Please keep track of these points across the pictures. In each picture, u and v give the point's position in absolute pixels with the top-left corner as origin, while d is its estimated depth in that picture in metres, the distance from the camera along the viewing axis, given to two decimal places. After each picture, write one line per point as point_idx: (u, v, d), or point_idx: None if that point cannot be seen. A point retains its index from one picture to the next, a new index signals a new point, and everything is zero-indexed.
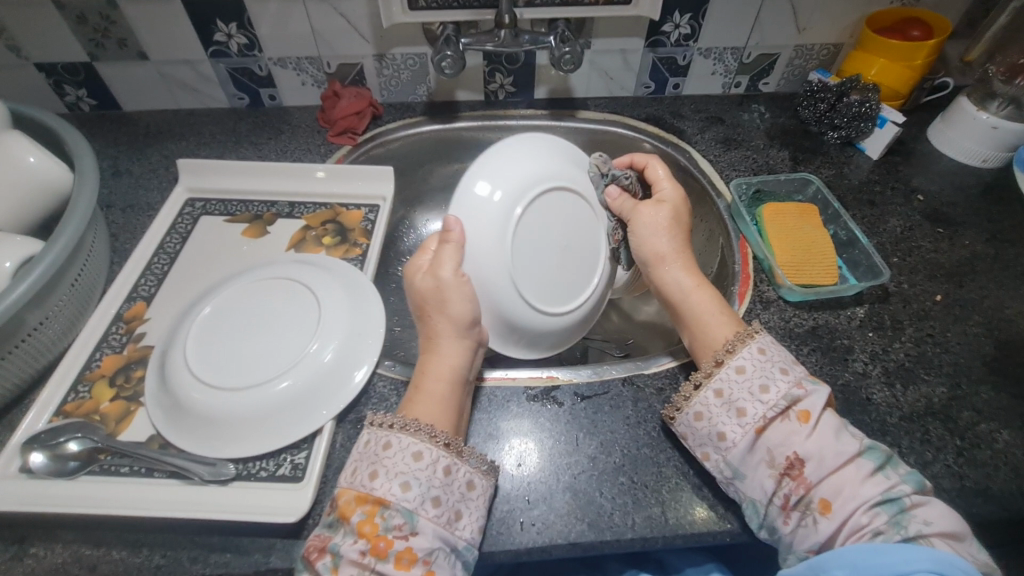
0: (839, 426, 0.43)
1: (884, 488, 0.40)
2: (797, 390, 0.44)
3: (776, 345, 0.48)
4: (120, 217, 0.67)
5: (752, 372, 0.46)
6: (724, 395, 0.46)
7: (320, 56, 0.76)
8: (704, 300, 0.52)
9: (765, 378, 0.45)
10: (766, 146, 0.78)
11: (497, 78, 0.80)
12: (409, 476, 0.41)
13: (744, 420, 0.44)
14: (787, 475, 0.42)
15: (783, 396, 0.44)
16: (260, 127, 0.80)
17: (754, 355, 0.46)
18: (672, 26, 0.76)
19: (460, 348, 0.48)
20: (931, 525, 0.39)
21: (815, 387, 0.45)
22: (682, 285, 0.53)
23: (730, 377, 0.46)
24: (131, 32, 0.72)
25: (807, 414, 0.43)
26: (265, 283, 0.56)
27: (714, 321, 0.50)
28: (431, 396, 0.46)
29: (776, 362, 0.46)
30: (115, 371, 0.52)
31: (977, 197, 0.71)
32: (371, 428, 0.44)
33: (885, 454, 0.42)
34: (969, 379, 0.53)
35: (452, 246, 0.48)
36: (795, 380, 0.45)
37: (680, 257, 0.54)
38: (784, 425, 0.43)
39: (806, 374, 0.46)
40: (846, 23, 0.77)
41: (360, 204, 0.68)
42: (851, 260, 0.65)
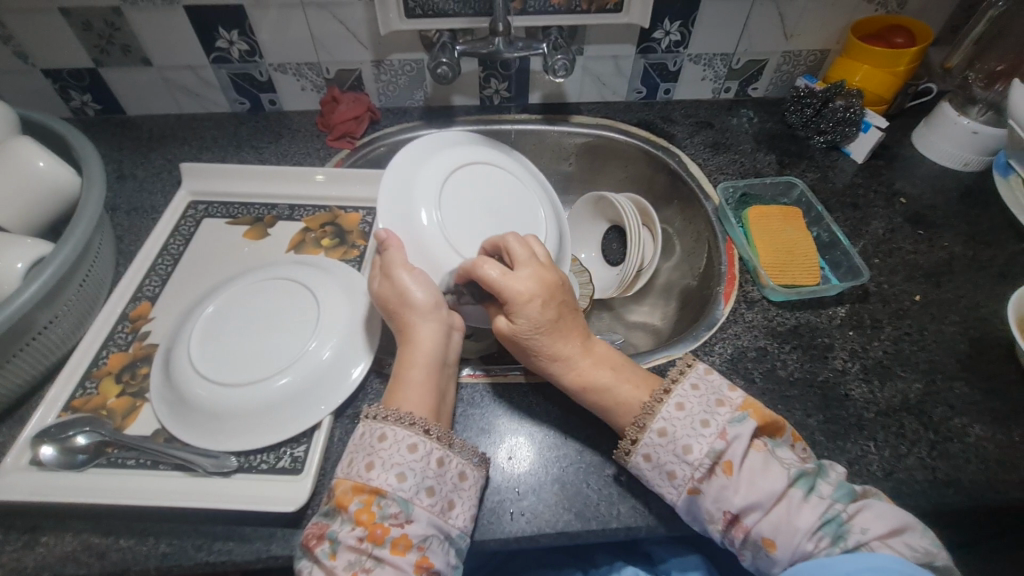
0: (765, 460, 0.43)
1: (822, 511, 0.41)
2: (720, 445, 0.43)
3: (696, 390, 0.47)
4: (125, 219, 0.69)
5: (674, 435, 0.45)
6: (652, 460, 0.45)
7: (320, 62, 0.78)
8: (608, 377, 0.48)
9: (686, 438, 0.44)
10: (753, 150, 0.80)
11: (492, 84, 0.82)
12: (405, 467, 0.43)
13: (676, 485, 0.44)
14: (729, 526, 0.43)
15: (707, 454, 0.43)
16: (261, 132, 0.82)
17: (673, 415, 0.45)
18: (663, 33, 0.78)
19: (433, 332, 0.50)
20: (869, 532, 0.40)
21: (737, 432, 0.43)
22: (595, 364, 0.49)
23: (654, 443, 0.45)
24: (135, 39, 0.74)
25: (730, 467, 0.43)
26: (266, 282, 0.58)
27: (618, 394, 0.48)
28: (414, 387, 0.47)
29: (697, 415, 0.45)
30: (122, 368, 0.54)
31: (957, 200, 0.73)
32: (366, 421, 0.45)
33: (812, 476, 0.43)
34: (944, 376, 0.55)
35: (394, 247, 0.52)
36: (717, 432, 0.44)
37: (563, 341, 0.49)
38: (713, 484, 0.43)
39: (730, 415, 0.45)
40: (832, 31, 0.79)
41: (358, 206, 0.70)
42: (834, 261, 0.67)
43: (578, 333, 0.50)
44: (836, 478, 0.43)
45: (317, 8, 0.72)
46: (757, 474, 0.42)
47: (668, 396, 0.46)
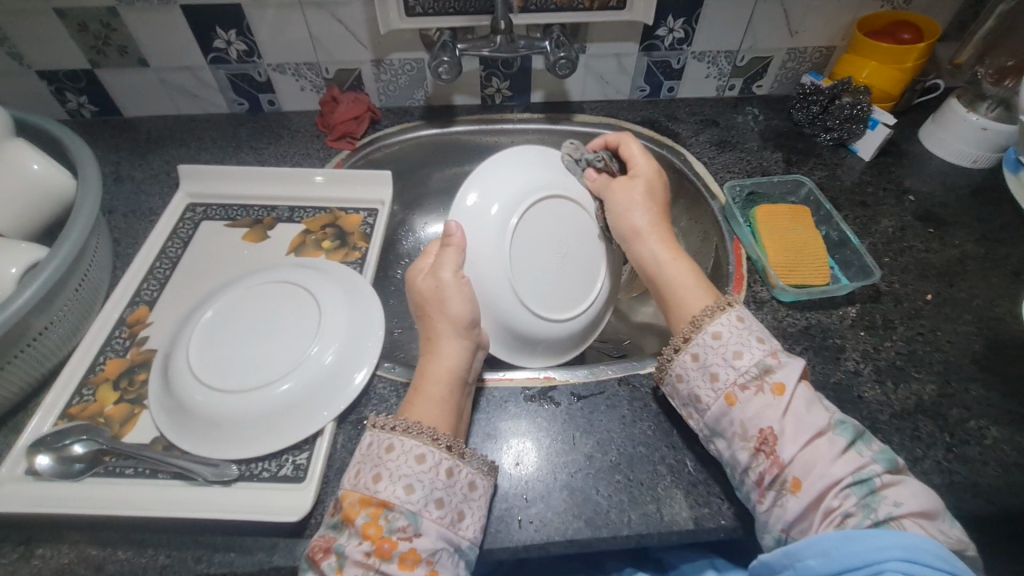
0: (812, 398, 0.44)
1: (859, 467, 0.40)
2: (771, 361, 0.45)
3: (756, 319, 0.49)
4: (123, 222, 0.68)
5: (728, 340, 0.46)
6: (699, 359, 0.47)
7: (319, 62, 0.77)
8: (678, 274, 0.52)
9: (741, 346, 0.46)
10: (759, 148, 0.79)
11: (494, 83, 0.81)
12: (413, 478, 0.42)
13: (717, 386, 0.45)
14: (762, 448, 0.42)
15: (757, 365, 0.45)
16: (260, 133, 0.81)
17: (732, 323, 0.47)
18: (667, 30, 0.77)
19: (460, 348, 0.49)
20: (903, 506, 0.39)
21: (789, 360, 0.45)
22: (658, 258, 0.53)
23: (706, 343, 0.47)
24: (131, 39, 0.73)
25: (781, 387, 0.44)
26: (266, 286, 0.57)
27: (690, 290, 0.50)
28: (429, 398, 0.47)
29: (754, 331, 0.47)
30: (119, 375, 0.52)
31: (968, 197, 0.72)
32: (373, 430, 0.44)
33: (857, 430, 0.43)
34: (959, 376, 0.54)
35: (453, 249, 0.52)
36: (771, 350, 0.46)
37: (656, 223, 0.54)
38: (758, 398, 0.44)
39: (784, 348, 0.47)
40: (837, 27, 0.78)
41: (359, 208, 0.69)
42: (844, 260, 0.66)
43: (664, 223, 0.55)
44: (880, 445, 0.43)
45: (315, 7, 0.71)
46: (804, 406, 0.43)
47: (723, 311, 0.48)
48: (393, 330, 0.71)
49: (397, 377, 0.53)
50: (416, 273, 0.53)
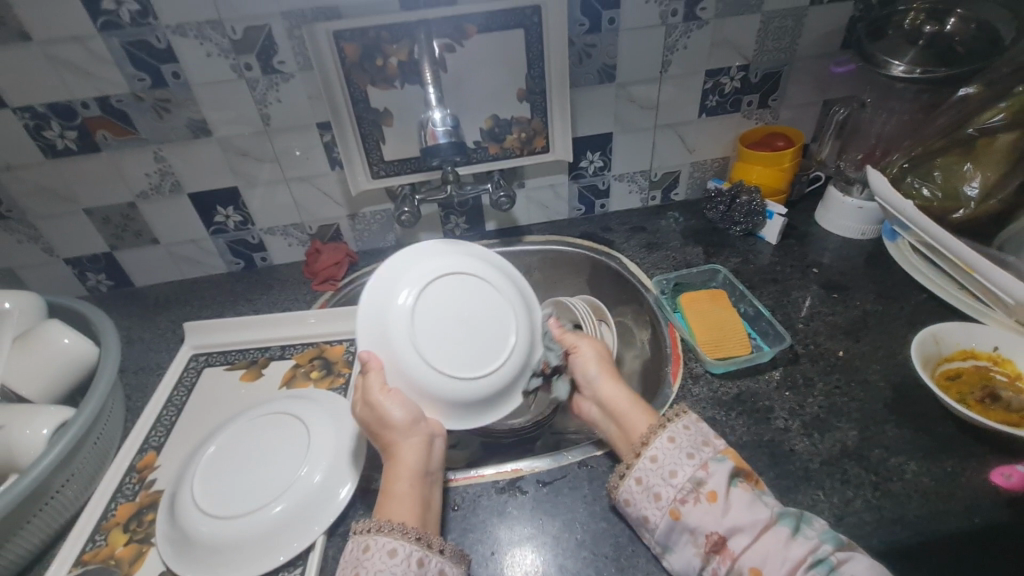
0: (751, 498, 0.49)
1: (807, 549, 0.45)
2: (702, 474, 0.50)
3: (687, 429, 0.53)
4: (133, 379, 0.77)
5: (663, 461, 0.52)
6: (642, 483, 0.52)
7: (303, 222, 0.92)
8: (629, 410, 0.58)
9: (674, 464, 0.51)
10: (682, 245, 0.92)
11: (452, 220, 0.96)
12: (387, 571, 0.47)
13: (661, 505, 0.50)
14: (712, 551, 0.48)
15: (690, 480, 0.50)
16: (254, 285, 0.93)
17: (664, 446, 0.52)
18: (588, 162, 0.93)
19: (415, 444, 0.54)
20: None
21: (720, 468, 0.50)
22: (622, 399, 0.60)
23: (645, 468, 0.52)
24: (145, 224, 0.88)
25: (714, 495, 0.48)
26: (261, 419, 0.64)
27: (638, 418, 0.57)
28: (401, 497, 0.52)
29: (685, 448, 0.52)
30: (129, 518, 0.58)
31: (862, 264, 0.84)
32: (354, 535, 0.50)
33: (795, 516, 0.48)
34: (876, 421, 0.61)
35: (374, 372, 0.56)
36: (702, 463, 0.50)
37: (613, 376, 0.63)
38: (698, 509, 0.48)
39: (714, 453, 0.51)
40: (726, 141, 0.95)
41: (342, 339, 0.79)
42: (761, 330, 0.76)
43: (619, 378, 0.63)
44: (820, 525, 0.48)
45: (299, 181, 0.87)
46: (742, 507, 0.48)
47: (664, 426, 0.53)
48: None
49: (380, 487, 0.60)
50: (354, 407, 0.57)
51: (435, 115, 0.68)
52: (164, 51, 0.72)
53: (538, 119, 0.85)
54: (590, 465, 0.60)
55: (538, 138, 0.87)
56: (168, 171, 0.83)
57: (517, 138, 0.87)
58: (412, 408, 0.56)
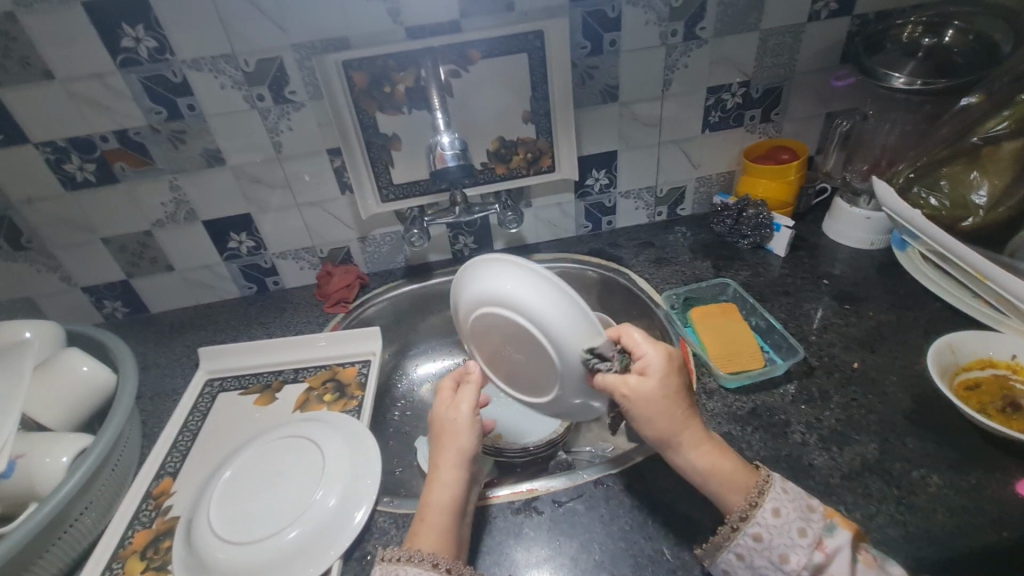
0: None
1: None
2: (820, 557, 0.47)
3: (787, 495, 0.50)
4: (149, 404, 0.77)
5: (770, 542, 0.48)
6: (745, 560, 0.49)
7: (314, 246, 0.93)
8: (727, 470, 0.52)
9: (788, 546, 0.48)
10: (691, 259, 0.92)
11: (460, 240, 0.97)
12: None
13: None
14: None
15: (807, 566, 0.47)
16: (267, 309, 0.94)
17: (768, 521, 0.48)
18: (594, 179, 0.94)
19: (457, 477, 0.55)
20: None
21: (836, 544, 0.47)
22: (698, 468, 0.52)
23: (750, 547, 0.49)
24: (161, 251, 0.89)
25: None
26: (273, 444, 0.64)
27: (735, 481, 0.51)
28: (433, 525, 0.52)
29: (793, 524, 0.48)
30: (146, 545, 0.58)
31: (873, 274, 0.84)
32: (382, 563, 0.49)
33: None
34: (896, 433, 0.61)
35: (472, 385, 0.60)
36: (816, 542, 0.48)
37: (690, 421, 0.52)
38: None
39: (823, 523, 0.48)
40: (730, 156, 0.96)
41: (355, 361, 0.79)
42: (775, 343, 0.75)
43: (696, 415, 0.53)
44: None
45: (310, 206, 0.89)
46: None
47: (762, 499, 0.49)
48: (395, 469, 0.77)
49: (395, 509, 0.59)
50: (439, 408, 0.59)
51: (443, 138, 0.69)
52: (180, 84, 0.75)
53: (543, 139, 0.87)
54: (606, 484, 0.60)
55: (544, 158, 0.88)
56: (183, 200, 0.85)
57: (523, 158, 0.88)
58: (477, 444, 0.57)
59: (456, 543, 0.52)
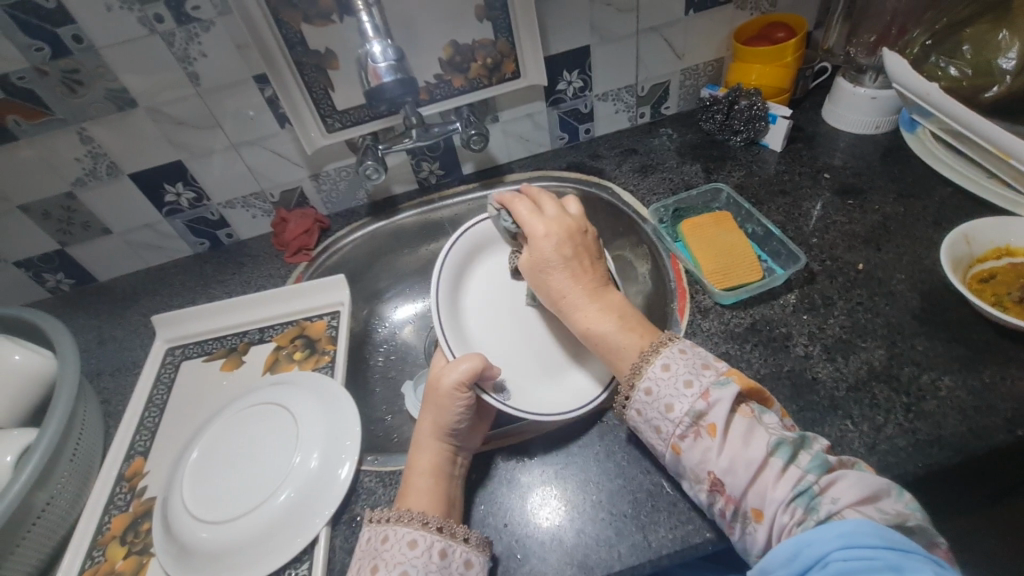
0: (749, 424, 0.44)
1: (794, 482, 0.41)
2: (702, 405, 0.45)
3: (682, 355, 0.49)
4: (110, 381, 0.73)
5: (658, 394, 0.47)
6: (652, 394, 0.48)
7: (263, 190, 0.84)
8: (613, 325, 0.52)
9: (672, 397, 0.47)
10: (678, 164, 0.84)
11: (425, 166, 0.88)
12: (406, 564, 0.44)
13: (664, 438, 0.47)
14: (716, 489, 0.44)
15: (688, 413, 0.45)
16: (224, 265, 0.87)
17: (658, 375, 0.48)
18: (566, 83, 0.83)
19: (441, 450, 0.52)
20: (841, 500, 0.40)
21: (721, 395, 0.45)
22: (609, 327, 0.52)
23: (641, 402, 0.48)
24: (91, 214, 0.80)
25: (714, 428, 0.44)
26: (248, 411, 0.61)
27: (624, 345, 0.51)
28: (423, 489, 0.50)
29: (681, 376, 0.47)
30: (125, 530, 0.55)
31: (879, 162, 0.76)
32: (370, 525, 0.48)
33: (792, 444, 0.43)
34: (904, 336, 0.57)
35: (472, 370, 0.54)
36: (701, 392, 0.46)
37: (577, 278, 0.55)
38: (698, 443, 0.45)
39: (715, 377, 0.46)
40: (719, 40, 0.84)
41: (322, 313, 0.74)
42: (772, 251, 0.70)
43: (591, 272, 0.56)
44: (816, 449, 0.43)
45: (247, 145, 0.78)
46: (740, 441, 0.43)
47: (659, 354, 0.49)
48: (384, 417, 0.74)
49: (381, 467, 0.57)
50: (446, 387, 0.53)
51: (373, 49, 0.58)
52: (56, 11, 0.61)
53: (503, 40, 0.75)
54: (598, 420, 0.57)
55: (506, 62, 0.77)
56: (100, 152, 0.74)
57: (482, 65, 0.77)
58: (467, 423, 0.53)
59: (447, 499, 0.50)
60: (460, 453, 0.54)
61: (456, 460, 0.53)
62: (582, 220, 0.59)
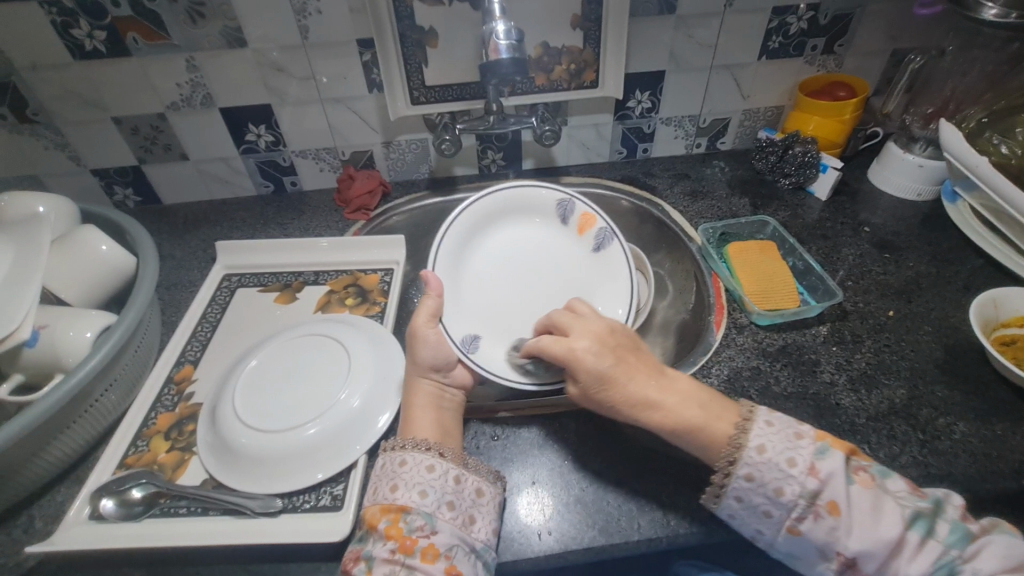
0: (878, 496, 0.44)
1: (934, 556, 0.42)
2: (814, 484, 0.44)
3: (770, 428, 0.48)
4: (166, 294, 0.76)
5: (762, 479, 0.46)
6: (754, 478, 0.46)
7: (336, 147, 0.89)
8: (698, 415, 0.49)
9: (778, 481, 0.45)
10: (728, 195, 0.89)
11: (489, 154, 0.93)
12: (426, 485, 0.47)
13: (775, 522, 0.46)
14: (844, 566, 0.44)
15: (802, 496, 0.44)
16: (284, 211, 0.91)
17: (755, 458, 0.46)
18: (636, 102, 0.88)
19: (429, 388, 0.56)
20: (984, 572, 0.41)
21: (829, 469, 0.45)
22: (685, 419, 0.49)
23: (742, 487, 0.46)
24: (174, 138, 0.84)
25: (834, 507, 0.44)
26: (302, 340, 0.64)
27: (714, 415, 0.49)
28: (425, 420, 0.53)
29: (781, 455, 0.46)
30: (170, 427, 0.58)
31: (916, 225, 0.81)
32: (384, 453, 0.50)
33: (928, 515, 0.44)
34: (925, 381, 0.60)
35: (433, 299, 0.59)
36: (808, 468, 0.45)
37: (642, 376, 0.51)
38: (819, 524, 0.44)
39: (812, 448, 0.46)
40: (783, 89, 0.90)
41: (376, 268, 0.77)
42: (810, 285, 0.74)
43: (649, 368, 0.53)
44: (954, 517, 0.44)
45: (333, 102, 0.83)
46: (868, 521, 0.43)
47: (748, 430, 0.47)
48: None
49: None
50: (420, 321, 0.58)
51: (498, 27, 0.64)
52: None
53: (590, 49, 0.80)
54: None
55: (588, 71, 0.82)
56: (200, 82, 0.79)
57: (566, 70, 0.82)
58: (444, 357, 0.57)
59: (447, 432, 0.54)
60: (448, 390, 0.58)
61: (444, 396, 0.57)
62: (610, 322, 0.56)
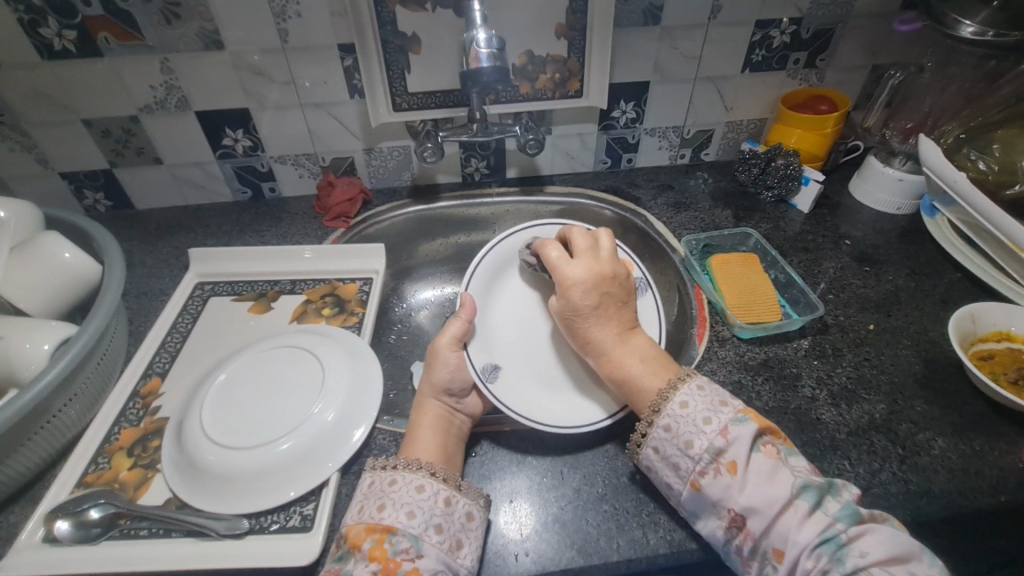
0: (774, 466, 0.45)
1: (821, 527, 0.42)
2: (721, 442, 0.46)
3: (700, 391, 0.50)
4: (135, 303, 0.74)
5: (679, 430, 0.48)
6: (672, 429, 0.49)
7: (316, 153, 0.87)
8: (638, 367, 0.54)
9: (691, 433, 0.48)
10: (711, 207, 0.89)
11: (472, 163, 0.92)
12: (414, 505, 0.46)
13: (682, 475, 0.48)
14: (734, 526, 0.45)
15: (708, 450, 0.46)
16: (261, 217, 0.89)
17: (677, 412, 0.49)
18: (621, 112, 0.88)
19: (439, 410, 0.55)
20: (869, 555, 0.40)
21: (738, 432, 0.46)
22: (634, 371, 0.54)
23: (660, 437, 0.49)
24: (148, 142, 0.82)
25: (734, 465, 0.45)
26: (275, 351, 0.62)
27: (650, 374, 0.53)
28: (427, 442, 0.52)
29: (700, 413, 0.48)
30: (133, 443, 0.56)
31: (896, 239, 0.81)
32: (372, 472, 0.49)
33: (818, 488, 0.44)
34: (904, 396, 0.60)
35: (459, 320, 0.60)
36: (721, 429, 0.47)
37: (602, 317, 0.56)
38: (718, 480, 0.46)
39: (732, 415, 0.48)
40: (766, 102, 0.90)
41: (355, 278, 0.76)
42: (792, 298, 0.74)
43: (617, 320, 0.57)
44: (846, 497, 0.44)
45: (313, 107, 0.81)
46: (763, 480, 0.45)
47: (676, 390, 0.50)
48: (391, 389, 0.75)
49: (396, 429, 0.58)
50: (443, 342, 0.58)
51: (480, 35, 0.63)
52: None
53: (574, 59, 0.80)
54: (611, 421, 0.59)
55: (572, 80, 0.82)
56: (175, 85, 0.76)
57: (550, 78, 0.81)
58: (461, 380, 0.57)
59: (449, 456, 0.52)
60: (457, 415, 0.56)
61: (453, 420, 0.56)
62: (611, 266, 0.58)
